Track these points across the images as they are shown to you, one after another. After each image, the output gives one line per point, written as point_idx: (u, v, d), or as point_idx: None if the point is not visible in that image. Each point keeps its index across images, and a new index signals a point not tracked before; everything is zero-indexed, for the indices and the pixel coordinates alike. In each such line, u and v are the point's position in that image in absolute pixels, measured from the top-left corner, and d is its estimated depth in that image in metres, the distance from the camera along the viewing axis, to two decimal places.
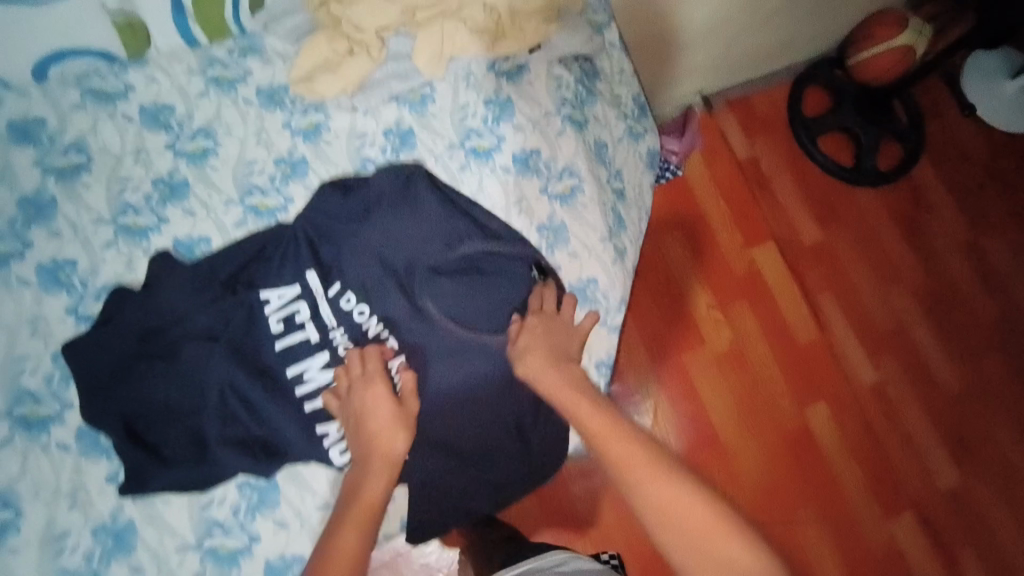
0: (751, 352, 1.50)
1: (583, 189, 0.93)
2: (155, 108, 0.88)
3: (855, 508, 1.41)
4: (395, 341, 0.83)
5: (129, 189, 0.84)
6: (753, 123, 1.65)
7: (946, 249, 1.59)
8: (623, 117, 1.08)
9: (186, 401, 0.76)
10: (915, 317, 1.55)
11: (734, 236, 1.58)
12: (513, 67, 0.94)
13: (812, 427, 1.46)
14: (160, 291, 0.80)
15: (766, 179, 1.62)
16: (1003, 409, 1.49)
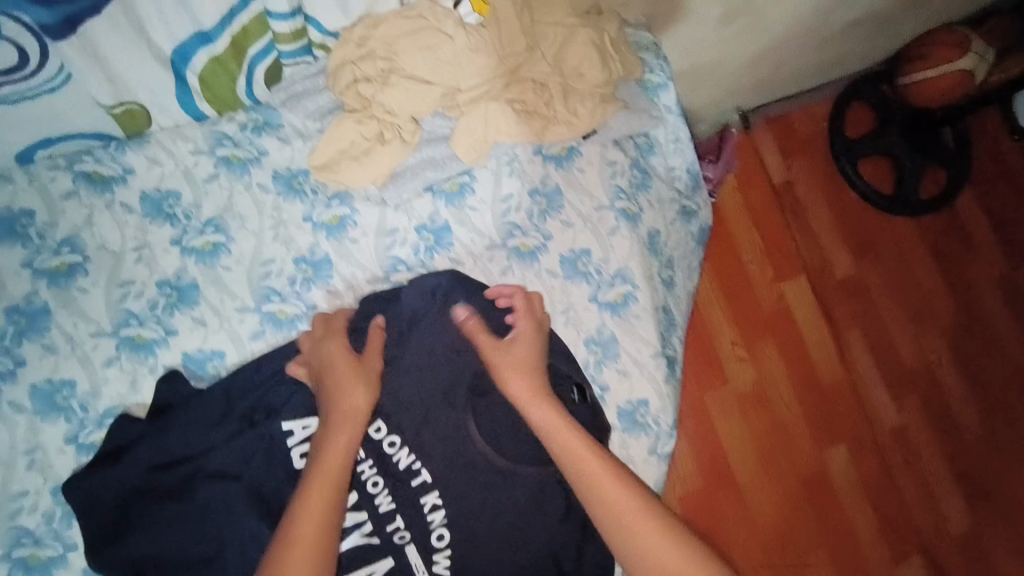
0: (774, 392, 1.41)
1: (637, 296, 0.84)
2: (158, 196, 0.77)
3: (865, 552, 1.39)
4: (430, 473, 0.75)
5: (131, 296, 0.75)
6: (792, 144, 1.52)
7: (983, 286, 1.54)
8: (677, 197, 0.98)
9: (199, 549, 0.68)
10: (941, 357, 1.52)
11: (764, 269, 1.47)
12: (563, 150, 0.84)
13: (830, 470, 1.41)
14: (172, 422, 0.71)
15: (801, 207, 1.52)
16: (1019, 452, 1.50)
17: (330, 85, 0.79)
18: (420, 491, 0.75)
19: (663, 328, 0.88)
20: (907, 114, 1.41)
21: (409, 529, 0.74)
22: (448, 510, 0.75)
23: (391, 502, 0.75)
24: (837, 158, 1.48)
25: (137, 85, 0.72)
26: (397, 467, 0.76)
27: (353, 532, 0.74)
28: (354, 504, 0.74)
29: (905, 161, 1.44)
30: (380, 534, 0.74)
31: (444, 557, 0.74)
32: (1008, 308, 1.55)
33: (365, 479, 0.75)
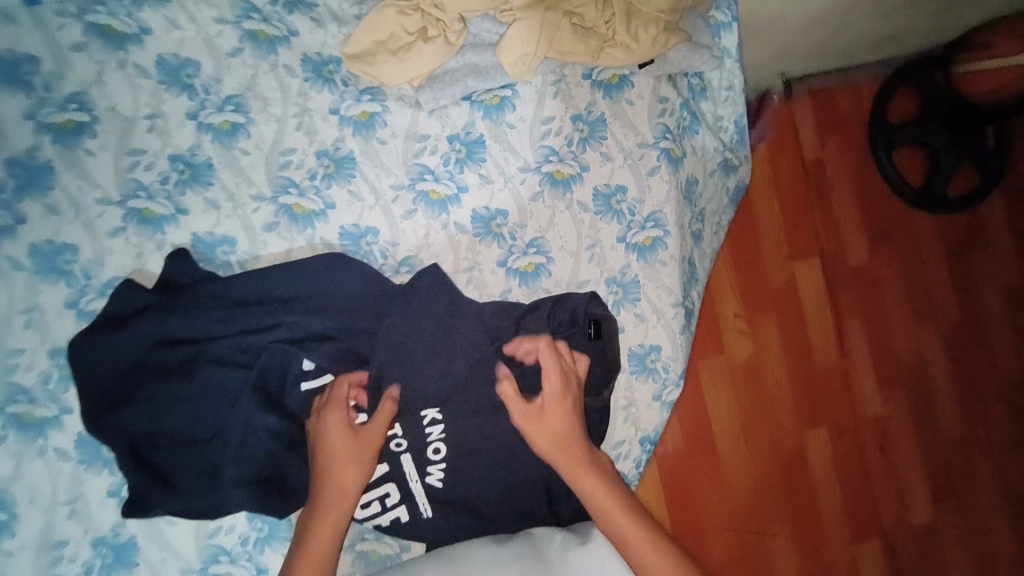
0: (765, 368, 1.40)
1: (666, 242, 0.81)
2: (177, 63, 0.72)
3: (831, 541, 1.36)
4: (433, 389, 0.74)
5: (141, 166, 0.70)
6: (831, 120, 1.46)
7: (1002, 296, 1.50)
8: (720, 147, 0.93)
9: (200, 428, 0.68)
10: (943, 360, 1.49)
11: (778, 244, 1.44)
12: (614, 78, 0.79)
13: (808, 454, 1.38)
14: (178, 301, 0.68)
15: (827, 185, 1.46)
16: (1015, 473, 1.44)
17: None
18: (421, 404, 0.74)
19: (686, 280, 0.85)
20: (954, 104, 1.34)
21: (406, 438, 0.74)
22: (447, 427, 0.74)
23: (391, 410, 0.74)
24: (873, 146, 1.42)
25: None
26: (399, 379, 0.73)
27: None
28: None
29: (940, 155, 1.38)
30: None
31: (438, 469, 0.74)
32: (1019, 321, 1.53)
33: None
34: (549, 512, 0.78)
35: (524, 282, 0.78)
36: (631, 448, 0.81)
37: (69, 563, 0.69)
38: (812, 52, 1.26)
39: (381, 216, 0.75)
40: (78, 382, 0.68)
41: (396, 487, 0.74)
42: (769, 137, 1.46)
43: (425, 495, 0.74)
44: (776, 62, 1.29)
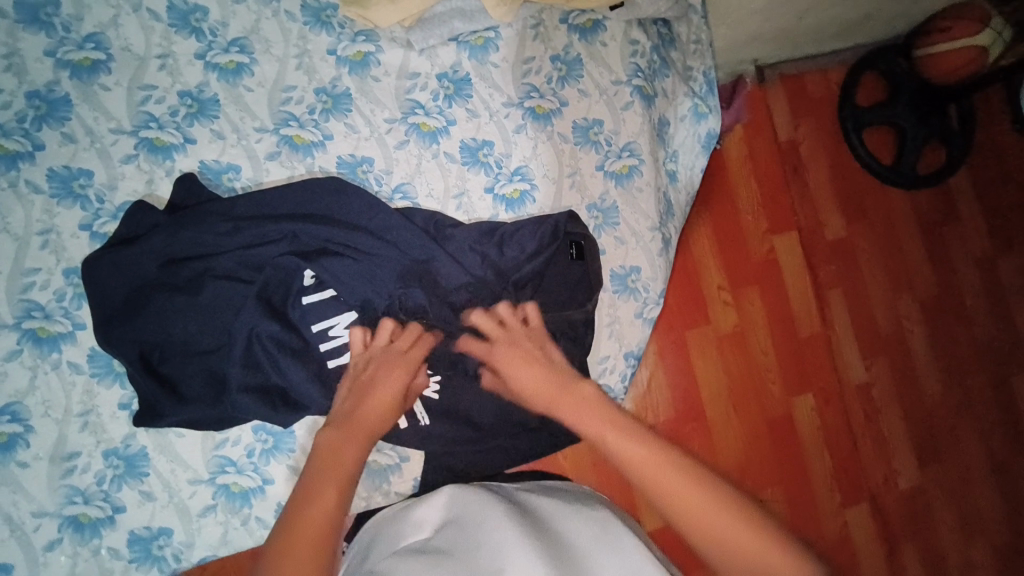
0: (751, 336, 1.48)
1: (642, 170, 0.88)
2: (186, 8, 0.78)
3: (819, 496, 1.48)
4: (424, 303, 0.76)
5: (153, 100, 0.76)
6: (801, 102, 1.57)
7: (961, 261, 1.65)
8: (690, 94, 0.99)
9: (207, 339, 0.73)
10: (914, 323, 1.61)
11: (759, 220, 1.52)
12: (588, 23, 0.87)
13: (794, 416, 1.49)
14: (187, 219, 0.73)
15: (802, 164, 1.57)
16: (972, 421, 1.61)
17: None
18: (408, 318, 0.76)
19: (664, 211, 0.91)
20: (917, 87, 1.48)
21: None
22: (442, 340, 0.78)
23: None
24: (845, 128, 1.56)
25: None
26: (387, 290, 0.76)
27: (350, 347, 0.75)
28: (352, 319, 0.76)
29: (908, 132, 1.52)
30: None
31: (433, 380, 0.78)
32: (983, 285, 1.66)
33: None
34: (541, 422, 0.82)
35: (510, 207, 0.84)
36: (615, 361, 0.87)
37: (81, 474, 0.72)
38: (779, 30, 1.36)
39: (377, 147, 0.81)
40: (90, 296, 0.72)
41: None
42: (745, 118, 1.55)
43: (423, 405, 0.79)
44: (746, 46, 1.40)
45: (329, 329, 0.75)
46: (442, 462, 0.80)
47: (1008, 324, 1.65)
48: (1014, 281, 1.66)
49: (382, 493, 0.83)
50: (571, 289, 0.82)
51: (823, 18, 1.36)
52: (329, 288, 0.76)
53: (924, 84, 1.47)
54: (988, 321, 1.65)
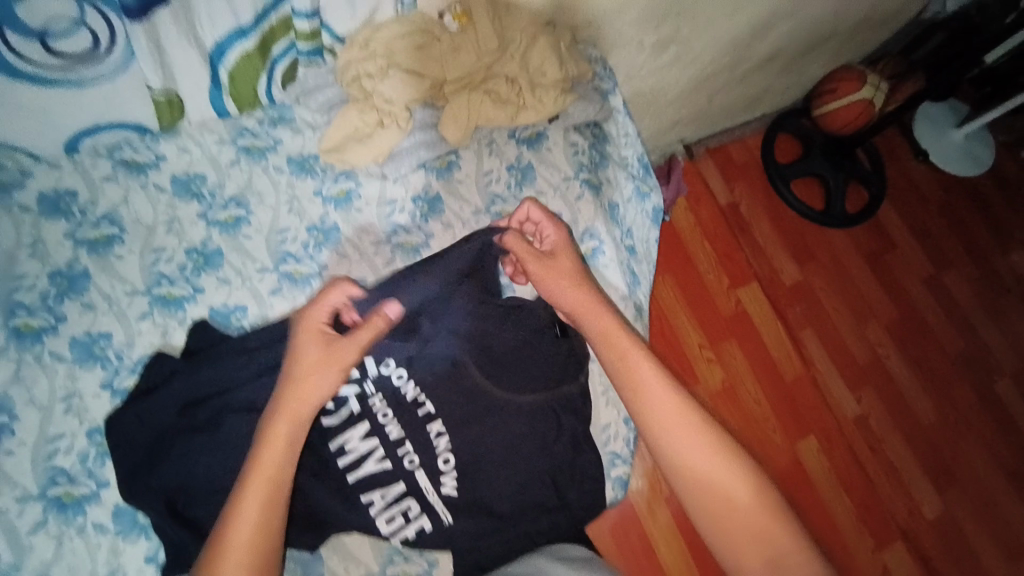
0: (741, 386, 1.61)
1: (604, 250, 1.00)
2: (186, 177, 0.89)
3: (850, 538, 1.52)
4: (433, 405, 0.82)
5: (163, 260, 0.85)
6: (731, 168, 1.85)
7: (911, 285, 1.85)
8: (630, 177, 1.15)
9: (229, 476, 0.74)
10: (887, 350, 1.77)
11: (721, 278, 1.71)
12: (533, 135, 1.01)
13: (805, 461, 1.57)
14: (204, 361, 0.79)
15: (745, 223, 1.80)
16: (970, 433, 1.72)
17: (337, 81, 0.91)
18: (425, 420, 0.82)
19: (630, 281, 1.03)
20: (826, 140, 1.80)
21: (418, 455, 0.81)
22: (452, 438, 0.82)
23: (399, 432, 0.81)
24: (772, 180, 1.81)
25: (183, 80, 0.82)
26: (404, 399, 0.82)
27: (366, 460, 0.79)
28: (366, 432, 0.80)
29: (830, 177, 1.80)
30: (392, 460, 0.80)
31: (450, 478, 0.81)
32: (935, 303, 1.85)
33: (377, 414, 0.81)
34: (559, 501, 0.85)
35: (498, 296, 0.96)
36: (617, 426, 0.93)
37: None
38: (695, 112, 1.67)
39: (368, 269, 0.91)
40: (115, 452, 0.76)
41: (416, 500, 0.80)
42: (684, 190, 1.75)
43: (443, 504, 0.81)
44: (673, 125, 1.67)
45: (344, 445, 0.79)
46: (474, 559, 0.82)
47: (968, 332, 1.83)
48: (963, 296, 1.86)
49: None
50: (562, 366, 0.89)
51: (729, 93, 1.65)
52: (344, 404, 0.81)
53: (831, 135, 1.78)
54: (951, 333, 1.82)
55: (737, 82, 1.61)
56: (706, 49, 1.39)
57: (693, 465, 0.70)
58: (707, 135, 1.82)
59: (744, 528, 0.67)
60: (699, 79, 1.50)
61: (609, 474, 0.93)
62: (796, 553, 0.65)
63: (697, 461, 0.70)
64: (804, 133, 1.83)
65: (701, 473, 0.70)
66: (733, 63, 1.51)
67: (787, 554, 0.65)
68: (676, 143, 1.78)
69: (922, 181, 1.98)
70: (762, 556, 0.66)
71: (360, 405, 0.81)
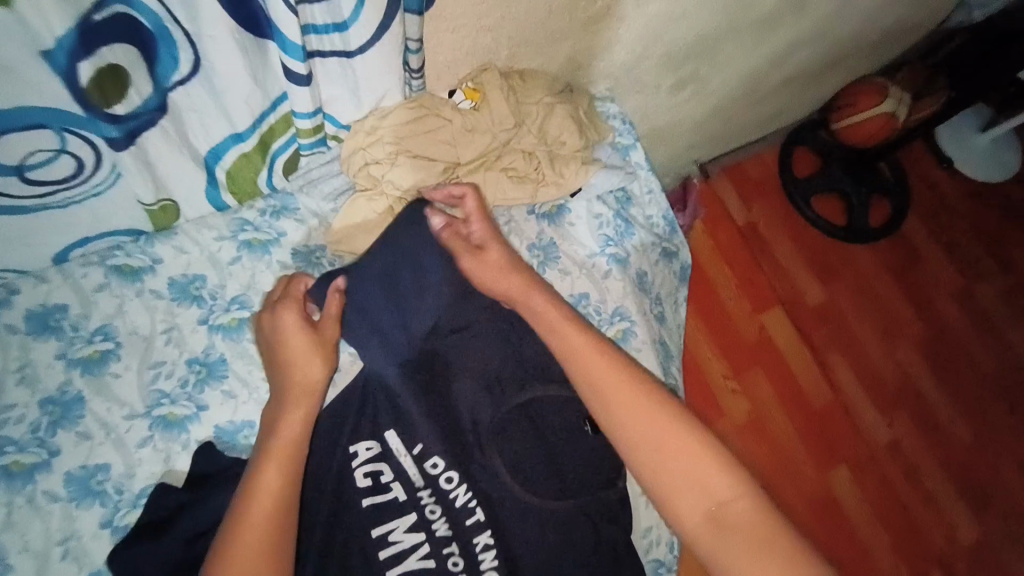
0: (768, 417, 1.56)
1: (635, 331, 0.93)
2: (185, 279, 0.83)
3: (881, 567, 1.50)
4: (483, 512, 0.78)
5: (163, 375, 0.79)
6: (747, 185, 1.77)
7: (940, 298, 1.77)
8: (657, 241, 1.07)
9: None
10: (918, 369, 1.70)
11: (743, 303, 1.65)
12: (553, 209, 0.95)
13: (835, 491, 1.53)
14: (212, 488, 0.72)
15: (766, 243, 1.73)
16: (1008, 453, 1.65)
17: (345, 170, 0.86)
18: (473, 530, 0.77)
19: (662, 359, 0.96)
20: (846, 152, 1.70)
21: (462, 560, 0.76)
22: (498, 550, 0.77)
23: (447, 529, 0.77)
24: (792, 198, 1.74)
25: (173, 184, 0.77)
26: (453, 505, 0.78)
27: (408, 555, 0.74)
28: (411, 524, 0.76)
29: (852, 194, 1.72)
30: (435, 558, 0.75)
31: None
32: (968, 318, 1.77)
33: (425, 510, 0.77)
34: None
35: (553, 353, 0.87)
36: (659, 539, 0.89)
37: None
38: (711, 135, 1.57)
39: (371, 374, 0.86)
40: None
41: None
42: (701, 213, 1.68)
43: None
44: (687, 150, 1.58)
45: (387, 534, 0.75)
46: None
47: (1002, 346, 1.76)
48: (994, 307, 1.79)
49: None
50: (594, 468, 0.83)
51: (746, 116, 1.56)
52: (387, 492, 0.77)
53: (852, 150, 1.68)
54: (986, 350, 1.74)
55: (754, 105, 1.52)
56: (729, 78, 1.30)
57: (626, 420, 0.70)
58: (723, 154, 1.73)
59: (686, 477, 0.66)
60: (718, 106, 1.41)
61: None
62: (738, 500, 0.65)
63: (635, 419, 0.70)
64: (823, 145, 1.73)
65: (639, 430, 0.69)
66: (751, 90, 1.42)
67: (731, 504, 0.65)
68: (690, 163, 1.66)
69: (951, 195, 1.88)
70: (699, 511, 0.65)
71: (405, 494, 0.77)
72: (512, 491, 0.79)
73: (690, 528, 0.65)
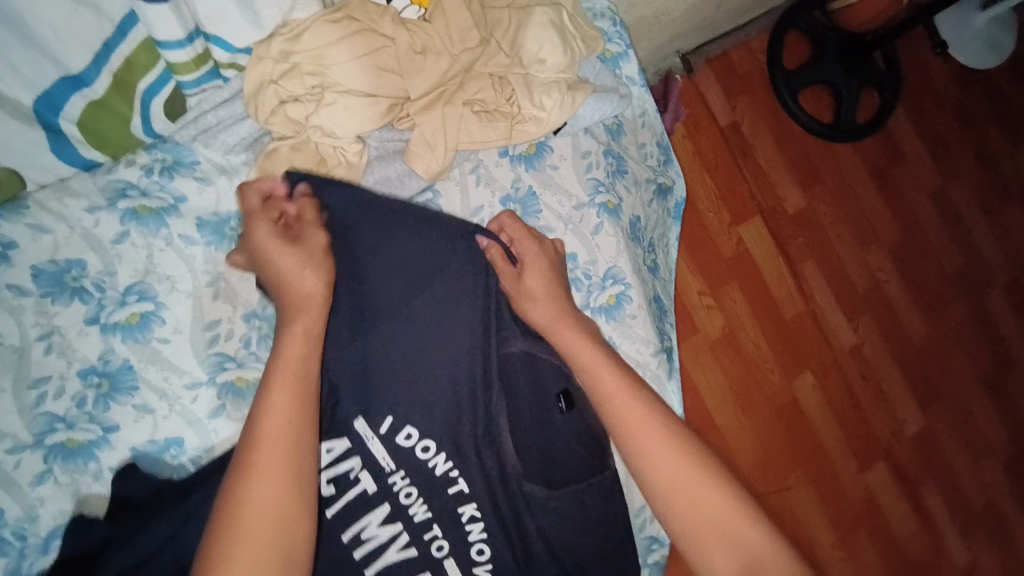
0: (743, 333, 1.52)
1: (630, 295, 0.78)
2: (57, 268, 0.63)
3: (837, 464, 1.57)
4: (468, 481, 0.66)
5: (51, 395, 0.62)
6: (732, 81, 1.57)
7: (915, 198, 1.70)
8: (652, 177, 0.92)
9: None
10: (886, 274, 1.67)
11: (722, 215, 1.54)
12: (531, 148, 0.76)
13: (800, 399, 1.56)
14: (131, 525, 0.59)
15: (748, 146, 1.57)
16: (957, 349, 1.72)
17: (250, 113, 0.65)
18: (456, 500, 0.65)
19: (657, 321, 0.84)
20: (840, 37, 1.47)
21: (447, 538, 0.65)
22: (488, 522, 0.66)
23: (426, 511, 0.65)
24: (780, 94, 1.55)
25: None
26: (433, 476, 0.65)
27: (385, 549, 0.63)
28: (385, 515, 0.64)
29: (842, 87, 1.53)
30: (418, 544, 0.64)
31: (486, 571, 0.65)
32: (937, 216, 1.72)
33: (398, 492, 0.64)
34: None
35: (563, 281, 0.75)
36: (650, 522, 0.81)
37: None
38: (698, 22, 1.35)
39: None
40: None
41: None
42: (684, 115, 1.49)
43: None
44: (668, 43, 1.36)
45: (360, 532, 0.62)
46: None
47: (966, 244, 1.74)
48: (966, 206, 1.74)
49: None
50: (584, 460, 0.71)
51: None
52: (356, 486, 0.63)
53: (847, 35, 1.46)
54: (950, 248, 1.73)
55: None
56: None
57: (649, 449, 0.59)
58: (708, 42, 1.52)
59: (725, 541, 0.55)
60: None
61: (646, 561, 0.82)
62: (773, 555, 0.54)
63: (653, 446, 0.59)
64: (815, 30, 1.49)
65: (661, 464, 0.58)
66: None
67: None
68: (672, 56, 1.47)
69: (945, 87, 1.74)
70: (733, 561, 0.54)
71: (377, 483, 0.64)
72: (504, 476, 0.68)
73: None
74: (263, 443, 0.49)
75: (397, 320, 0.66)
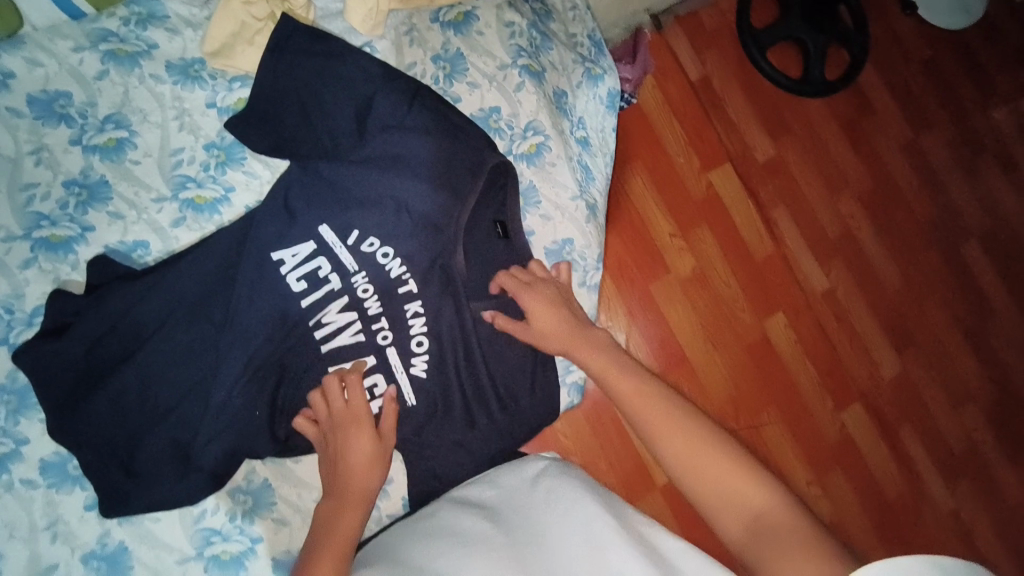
0: (713, 272, 1.32)
1: (549, 145, 0.89)
2: (47, 96, 0.75)
3: (809, 402, 1.34)
4: (417, 284, 0.79)
5: (38, 198, 0.74)
6: (702, 39, 1.37)
7: (887, 149, 1.47)
8: (580, 60, 0.99)
9: (154, 406, 0.72)
10: (858, 220, 1.43)
11: (691, 160, 1.33)
12: (459, 16, 0.87)
13: (769, 335, 1.33)
14: (98, 296, 0.72)
15: (719, 99, 1.37)
16: (937, 297, 1.45)
17: None
18: (404, 299, 0.79)
19: (581, 178, 0.94)
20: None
21: (392, 331, 0.78)
22: (427, 318, 0.80)
23: (379, 307, 0.78)
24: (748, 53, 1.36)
25: None
26: (388, 277, 0.78)
27: (343, 332, 0.77)
28: (345, 304, 0.77)
29: (808, 43, 1.34)
30: (366, 333, 0.78)
31: (422, 360, 0.80)
32: (910, 168, 1.48)
33: (358, 290, 0.77)
34: (514, 406, 0.85)
35: (499, 134, 0.87)
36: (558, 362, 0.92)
37: None
38: None
39: (255, 195, 0.80)
40: (37, 405, 0.73)
41: (383, 376, 0.79)
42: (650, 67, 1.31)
43: (410, 387, 0.80)
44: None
45: (322, 318, 0.76)
46: (426, 469, 0.83)
47: (942, 195, 1.48)
48: (944, 162, 1.49)
49: (375, 520, 0.85)
50: (501, 275, 0.83)
51: None
52: (324, 283, 0.76)
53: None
54: (923, 197, 1.47)
55: None
56: None
57: (657, 424, 0.69)
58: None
59: (728, 499, 0.62)
60: None
61: (564, 380, 0.94)
62: (774, 508, 0.59)
63: (664, 427, 0.68)
64: None
65: (673, 436, 0.67)
66: None
67: (762, 512, 0.60)
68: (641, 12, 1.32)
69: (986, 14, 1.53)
70: (738, 519, 0.60)
71: (342, 281, 0.76)
72: (439, 298, 0.80)
73: (733, 542, 0.60)
74: (349, 484, 0.74)
75: (351, 153, 0.77)
